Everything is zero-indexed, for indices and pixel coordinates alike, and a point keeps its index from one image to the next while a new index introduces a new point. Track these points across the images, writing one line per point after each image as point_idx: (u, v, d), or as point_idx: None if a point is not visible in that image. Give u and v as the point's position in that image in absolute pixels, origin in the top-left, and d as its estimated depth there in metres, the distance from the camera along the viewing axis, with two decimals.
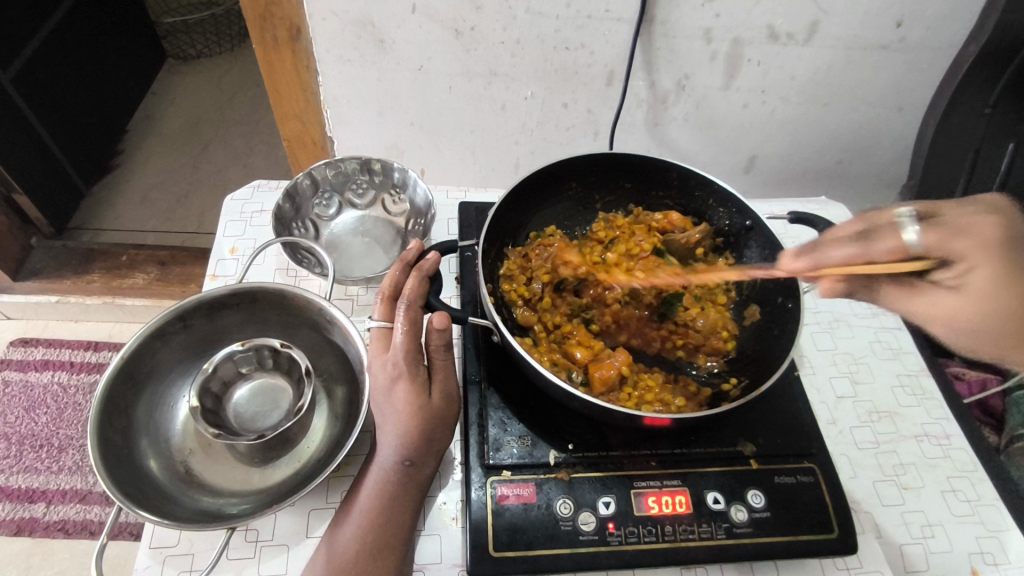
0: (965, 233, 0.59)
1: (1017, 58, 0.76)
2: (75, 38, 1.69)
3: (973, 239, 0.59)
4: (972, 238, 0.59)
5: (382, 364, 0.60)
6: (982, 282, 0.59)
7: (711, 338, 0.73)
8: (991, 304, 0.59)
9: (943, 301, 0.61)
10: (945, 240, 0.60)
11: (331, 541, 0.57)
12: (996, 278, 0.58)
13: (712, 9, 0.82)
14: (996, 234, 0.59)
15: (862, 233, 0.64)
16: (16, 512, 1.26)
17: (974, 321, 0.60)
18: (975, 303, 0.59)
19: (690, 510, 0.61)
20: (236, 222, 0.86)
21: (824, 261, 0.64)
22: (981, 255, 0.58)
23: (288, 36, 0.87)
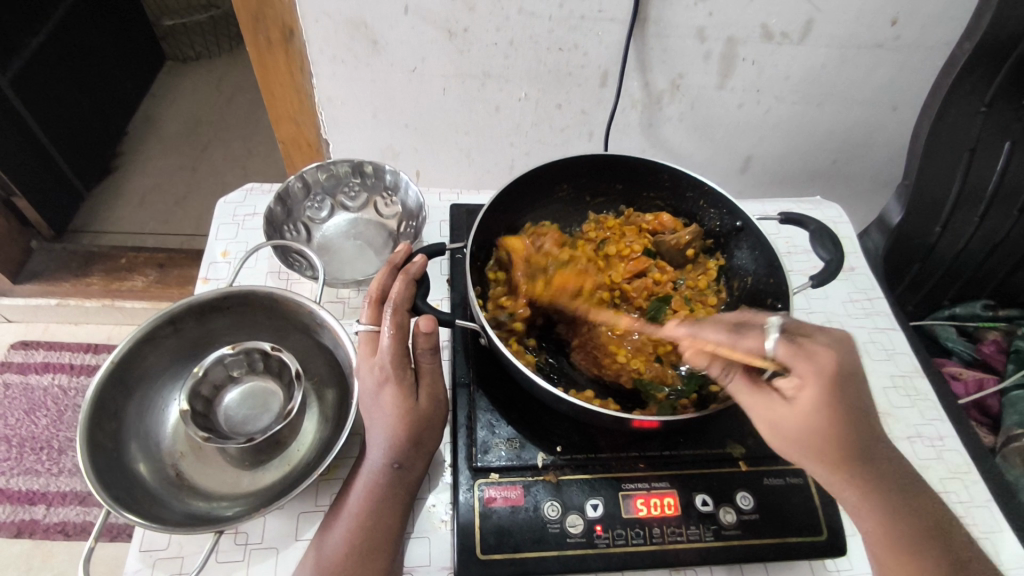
0: (813, 355, 0.52)
1: (1016, 51, 0.74)
2: (74, 41, 1.69)
3: (815, 366, 0.52)
4: (810, 366, 0.52)
5: (369, 368, 0.60)
6: (806, 405, 0.52)
7: None
8: (808, 426, 0.53)
9: (778, 410, 0.54)
10: (804, 355, 0.52)
11: (319, 544, 0.57)
12: (821, 406, 0.52)
13: (705, 9, 0.82)
14: (832, 364, 0.52)
15: (739, 325, 0.57)
16: (16, 514, 1.26)
17: (794, 435, 0.54)
18: (801, 418, 0.53)
19: (679, 512, 0.61)
20: (228, 225, 0.86)
21: (701, 336, 0.56)
22: (816, 382, 0.51)
23: (281, 38, 0.88)
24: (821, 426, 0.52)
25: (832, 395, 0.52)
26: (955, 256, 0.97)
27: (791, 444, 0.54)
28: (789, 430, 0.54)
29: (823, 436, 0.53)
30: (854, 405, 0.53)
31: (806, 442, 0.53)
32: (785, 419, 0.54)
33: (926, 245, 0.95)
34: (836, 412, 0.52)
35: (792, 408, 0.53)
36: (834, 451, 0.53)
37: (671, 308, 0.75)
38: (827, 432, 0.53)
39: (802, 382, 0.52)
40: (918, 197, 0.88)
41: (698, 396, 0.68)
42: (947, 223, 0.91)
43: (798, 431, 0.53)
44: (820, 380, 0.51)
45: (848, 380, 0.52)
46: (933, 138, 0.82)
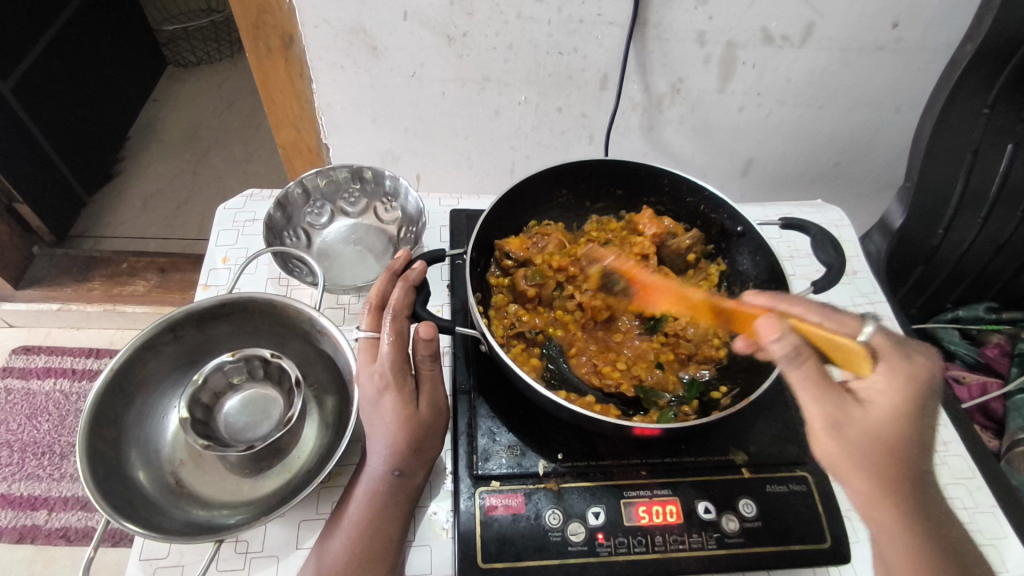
0: (902, 356, 0.53)
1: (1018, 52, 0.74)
2: (76, 47, 1.70)
3: (904, 368, 0.52)
4: (898, 366, 0.52)
5: (369, 375, 0.60)
6: (883, 409, 0.51)
7: (703, 346, 0.72)
8: (879, 431, 0.50)
9: (854, 409, 0.51)
10: (898, 355, 0.53)
11: (319, 553, 0.56)
12: (899, 413, 0.51)
13: (705, 12, 0.82)
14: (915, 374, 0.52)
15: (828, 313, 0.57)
16: (18, 519, 1.26)
17: (862, 438, 0.50)
18: (875, 422, 0.50)
19: (681, 520, 0.61)
20: (228, 232, 0.86)
21: (792, 309, 0.57)
22: (901, 382, 0.51)
23: (280, 44, 0.87)
24: (891, 434, 0.50)
25: (912, 402, 0.51)
26: (958, 258, 0.96)
27: (851, 452, 0.50)
28: (856, 437, 0.50)
29: (888, 450, 0.50)
30: (925, 426, 0.52)
31: (869, 455, 0.50)
32: (857, 420, 0.50)
33: (929, 247, 0.94)
34: (908, 424, 0.51)
35: (867, 410, 0.51)
36: (892, 470, 0.51)
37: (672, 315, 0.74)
38: (895, 447, 0.50)
39: (888, 380, 0.52)
40: (921, 199, 0.88)
41: (701, 402, 0.69)
42: (950, 226, 0.91)
43: (864, 440, 0.50)
44: (906, 381, 0.51)
45: (927, 396, 0.52)
46: (935, 140, 0.82)
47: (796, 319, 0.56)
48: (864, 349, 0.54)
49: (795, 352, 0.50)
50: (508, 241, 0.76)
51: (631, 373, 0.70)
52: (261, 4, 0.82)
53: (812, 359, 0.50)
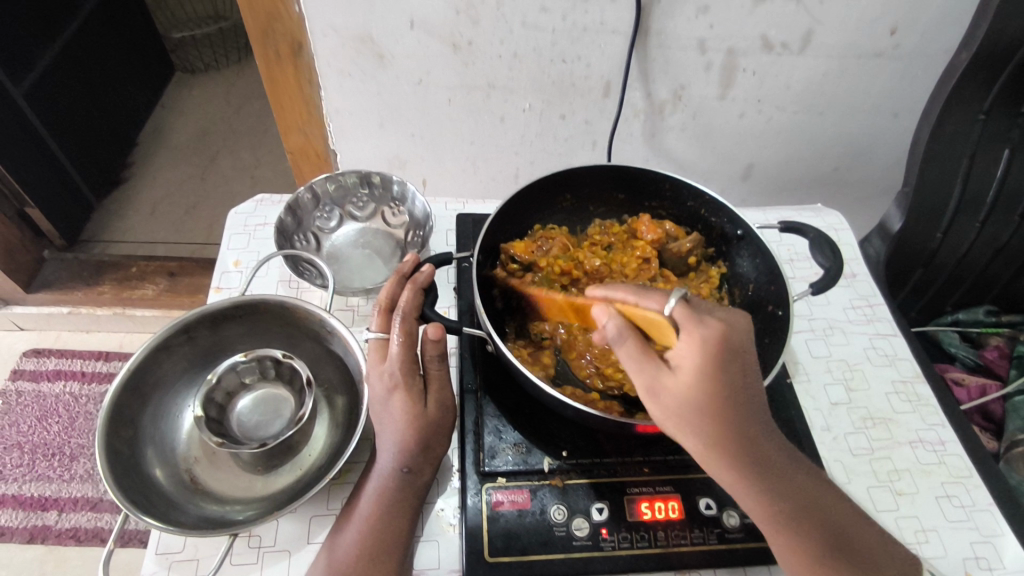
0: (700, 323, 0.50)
1: (1015, 57, 0.75)
2: (87, 55, 1.73)
3: (700, 333, 0.50)
4: (697, 332, 0.50)
5: (379, 375, 0.61)
6: (688, 372, 0.50)
7: None
8: (688, 397, 0.50)
9: (663, 379, 0.50)
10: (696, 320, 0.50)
11: (330, 546, 0.58)
12: (705, 375, 0.49)
13: (706, 20, 0.84)
14: (714, 339, 0.49)
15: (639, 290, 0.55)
16: (29, 520, 1.28)
17: (677, 404, 0.50)
18: (684, 388, 0.50)
19: (683, 516, 0.62)
20: (239, 235, 0.88)
21: (616, 293, 0.57)
22: (698, 349, 0.49)
23: (290, 52, 0.90)
24: (699, 398, 0.49)
25: (715, 366, 0.49)
26: (957, 261, 0.98)
27: (674, 416, 0.51)
28: (672, 402, 0.50)
29: (707, 412, 0.50)
30: (739, 381, 0.50)
31: (686, 417, 0.50)
32: (669, 387, 0.50)
33: (928, 250, 0.96)
34: (718, 384, 0.49)
35: (676, 375, 0.50)
36: (721, 430, 0.50)
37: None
38: (714, 407, 0.50)
39: (689, 345, 0.50)
40: (919, 202, 0.89)
41: None
42: (948, 230, 0.92)
43: (678, 404, 0.50)
44: (705, 344, 0.49)
45: (734, 351, 0.50)
46: (933, 144, 0.84)
47: (619, 305, 0.56)
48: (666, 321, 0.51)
49: (618, 332, 0.52)
50: (514, 244, 0.78)
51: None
52: (271, 13, 0.84)
53: (636, 337, 0.52)
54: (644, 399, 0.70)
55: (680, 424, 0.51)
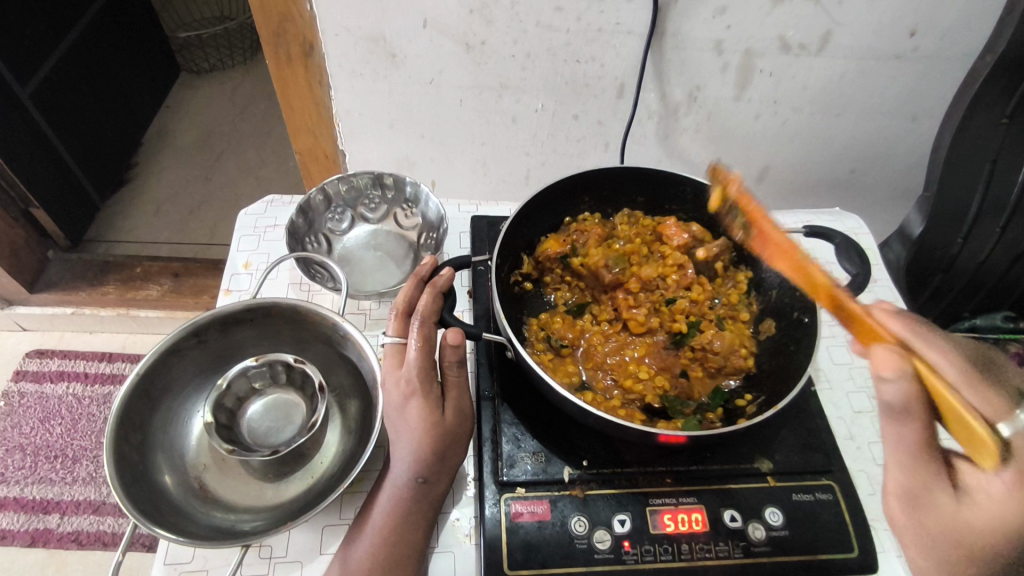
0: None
1: None
2: (93, 54, 1.72)
3: (1021, 493, 0.42)
4: (1015, 486, 0.42)
5: (395, 381, 0.60)
6: (983, 513, 0.43)
7: (731, 357, 0.70)
8: (961, 530, 0.44)
9: (937, 498, 0.46)
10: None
11: (344, 558, 0.56)
12: (998, 528, 0.43)
13: (723, 21, 0.82)
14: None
15: (972, 379, 0.45)
16: (30, 523, 1.27)
17: (938, 527, 0.46)
18: (962, 519, 0.44)
19: (707, 528, 0.61)
20: (249, 237, 0.87)
21: (932, 359, 0.48)
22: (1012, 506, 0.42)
23: (300, 52, 0.88)
24: (976, 539, 0.44)
25: (1023, 531, 0.42)
26: (973, 266, 0.94)
27: (925, 531, 0.47)
28: (929, 521, 0.46)
29: (966, 552, 0.44)
30: None
31: (933, 539, 0.46)
32: (942, 511, 0.45)
33: (948, 256, 0.95)
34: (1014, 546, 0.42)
35: (962, 507, 0.45)
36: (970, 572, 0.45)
37: (698, 329, 0.73)
38: (980, 556, 0.44)
39: (1004, 488, 0.43)
40: (938, 208, 0.88)
41: (725, 410, 0.69)
42: (969, 236, 0.91)
43: (934, 525, 0.46)
44: (1023, 505, 0.42)
45: None
46: (954, 149, 0.82)
47: (936, 377, 0.45)
48: (993, 442, 0.43)
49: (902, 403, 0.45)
50: (547, 244, 0.78)
51: (653, 384, 0.69)
52: (282, 13, 0.83)
53: (922, 423, 0.46)
54: (667, 409, 0.68)
55: (923, 540, 0.47)
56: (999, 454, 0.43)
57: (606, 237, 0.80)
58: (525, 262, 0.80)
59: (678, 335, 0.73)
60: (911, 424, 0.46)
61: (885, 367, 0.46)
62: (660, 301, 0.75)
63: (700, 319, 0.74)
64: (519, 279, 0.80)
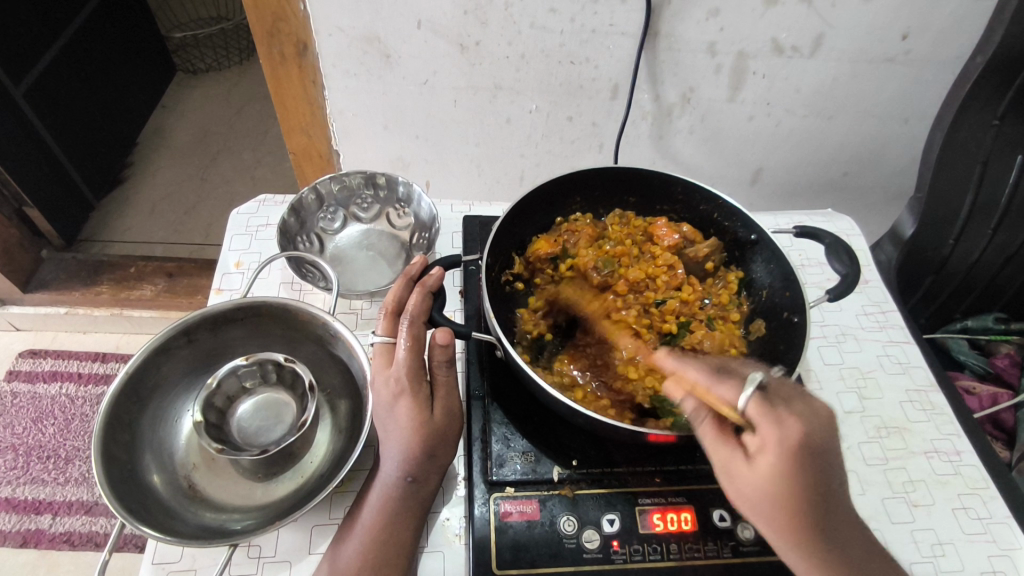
0: (780, 427, 0.48)
1: None
2: (87, 54, 1.71)
3: (776, 434, 0.48)
4: (768, 435, 0.48)
5: (384, 380, 0.59)
6: (763, 469, 0.49)
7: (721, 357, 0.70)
8: (764, 490, 0.49)
9: (737, 466, 0.51)
10: (771, 417, 0.49)
11: (331, 557, 0.56)
12: (776, 475, 0.48)
13: (717, 23, 0.82)
14: (792, 443, 0.48)
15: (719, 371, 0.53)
16: (22, 524, 1.26)
17: (754, 495, 0.50)
18: (757, 481, 0.50)
19: (696, 528, 0.61)
20: (242, 236, 0.87)
21: (686, 368, 0.55)
22: (774, 450, 0.48)
23: (294, 51, 0.88)
24: (774, 492, 0.49)
25: (793, 468, 0.48)
26: (967, 268, 0.96)
27: (748, 501, 0.51)
28: (746, 489, 0.51)
29: (779, 506, 0.49)
30: (816, 478, 0.49)
31: (759, 506, 0.50)
32: (740, 474, 0.51)
33: (938, 258, 0.94)
34: (796, 482, 0.48)
35: (750, 466, 0.50)
36: (794, 521, 0.50)
37: (688, 329, 0.72)
38: (787, 503, 0.49)
39: (762, 440, 0.49)
40: (930, 209, 0.88)
41: None
42: (960, 237, 0.91)
43: (751, 492, 0.50)
44: (781, 449, 0.48)
45: (812, 452, 0.48)
46: (945, 150, 0.82)
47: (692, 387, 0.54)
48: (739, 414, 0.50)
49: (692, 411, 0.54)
50: (538, 245, 0.79)
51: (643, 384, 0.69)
52: (276, 12, 0.82)
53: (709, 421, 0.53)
54: (657, 408, 0.67)
55: (753, 508, 0.51)
56: (750, 422, 0.50)
57: (597, 237, 0.80)
58: (517, 262, 0.81)
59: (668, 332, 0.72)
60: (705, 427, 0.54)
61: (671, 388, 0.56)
62: (649, 301, 0.74)
63: (691, 320, 0.73)
64: (509, 279, 0.80)
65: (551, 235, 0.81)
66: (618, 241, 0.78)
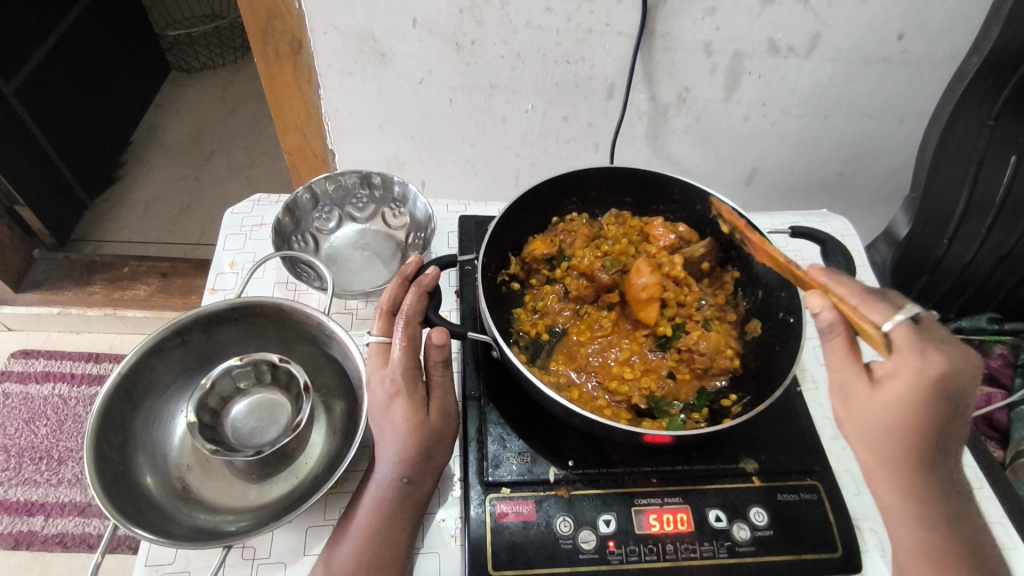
0: (924, 357, 0.47)
1: None
2: (80, 52, 1.70)
3: (917, 363, 0.47)
4: (909, 363, 0.47)
5: (380, 380, 0.59)
6: (890, 394, 0.48)
7: (717, 357, 0.70)
8: (884, 416, 0.49)
9: (857, 387, 0.50)
10: (915, 345, 0.48)
11: (328, 559, 0.56)
12: (904, 404, 0.48)
13: (712, 22, 0.82)
14: (931, 374, 0.47)
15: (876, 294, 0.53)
16: (14, 526, 1.25)
17: (869, 421, 0.50)
18: (879, 405, 0.49)
19: (692, 528, 0.61)
20: (236, 235, 0.86)
21: (838, 287, 0.54)
22: (911, 380, 0.47)
23: (289, 49, 0.87)
24: (894, 420, 0.48)
25: (925, 399, 0.47)
26: (960, 270, 0.97)
27: (859, 425, 0.50)
28: (860, 413, 0.50)
29: (891, 435, 0.49)
30: (943, 417, 0.48)
31: (871, 431, 0.50)
32: (860, 396, 0.50)
33: (933, 258, 0.95)
34: (922, 415, 0.48)
35: (874, 391, 0.49)
36: (900, 456, 0.50)
37: (684, 330, 0.73)
38: (901, 435, 0.49)
39: (899, 365, 0.48)
40: (924, 210, 0.88)
41: (711, 412, 0.70)
42: (954, 236, 0.91)
43: (867, 417, 0.50)
44: (918, 377, 0.47)
45: (948, 389, 0.47)
46: (940, 150, 0.82)
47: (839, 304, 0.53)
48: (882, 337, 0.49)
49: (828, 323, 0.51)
50: (534, 244, 0.78)
51: (639, 385, 0.70)
52: (271, 10, 0.82)
53: (841, 336, 0.51)
54: (653, 408, 0.69)
55: (861, 434, 0.51)
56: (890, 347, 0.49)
57: (594, 237, 0.80)
58: (512, 262, 0.80)
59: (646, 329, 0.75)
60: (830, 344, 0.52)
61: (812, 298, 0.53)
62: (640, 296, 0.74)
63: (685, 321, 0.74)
64: (506, 279, 0.80)
65: (548, 235, 0.81)
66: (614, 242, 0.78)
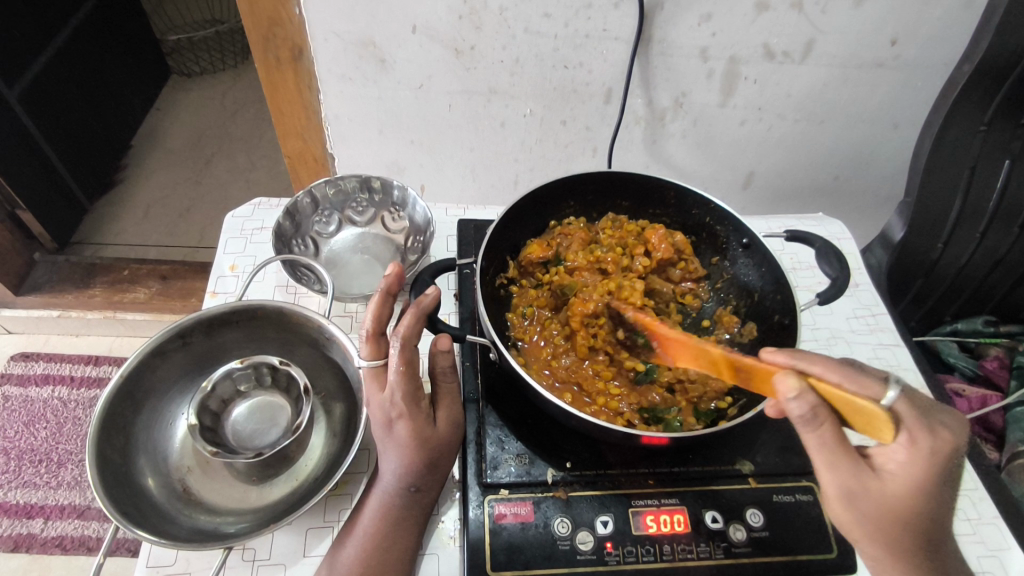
0: (933, 437, 0.48)
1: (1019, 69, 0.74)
2: (82, 56, 1.71)
3: (930, 445, 0.48)
4: (921, 448, 0.48)
5: (381, 405, 0.58)
6: (900, 482, 0.49)
7: (707, 382, 0.69)
8: (895, 503, 0.50)
9: (868, 483, 0.50)
10: (922, 424, 0.48)
11: (331, 562, 0.57)
12: (914, 488, 0.49)
13: (709, 29, 0.83)
14: (940, 455, 0.48)
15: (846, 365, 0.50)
16: (13, 528, 1.25)
17: (878, 514, 0.50)
18: (890, 496, 0.49)
19: (688, 529, 0.61)
20: (236, 239, 0.87)
21: (810, 365, 0.49)
22: (924, 464, 0.48)
23: (289, 55, 0.88)
24: (904, 503, 0.50)
25: (934, 479, 0.49)
26: (956, 272, 0.97)
27: (866, 521, 0.51)
28: (869, 508, 0.50)
29: (900, 521, 0.50)
30: (945, 491, 0.50)
31: (882, 522, 0.50)
32: (872, 489, 0.50)
33: (928, 262, 0.95)
34: (928, 495, 0.49)
35: (884, 482, 0.50)
36: (901, 538, 0.51)
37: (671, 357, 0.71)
38: (908, 514, 0.50)
39: (909, 453, 0.48)
40: (918, 216, 0.89)
41: (713, 414, 0.70)
42: (949, 241, 0.92)
43: (876, 510, 0.50)
44: (930, 458, 0.48)
45: (951, 466, 0.49)
46: (934, 156, 0.83)
47: (819, 386, 0.48)
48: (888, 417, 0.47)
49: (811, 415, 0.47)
50: (531, 249, 0.79)
51: (629, 401, 0.70)
52: (272, 17, 0.83)
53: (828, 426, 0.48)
54: (648, 418, 0.69)
55: (870, 528, 0.51)
56: (897, 428, 0.49)
57: (590, 242, 0.81)
58: (511, 267, 0.81)
59: (617, 356, 0.73)
60: (823, 431, 0.48)
61: (784, 386, 0.47)
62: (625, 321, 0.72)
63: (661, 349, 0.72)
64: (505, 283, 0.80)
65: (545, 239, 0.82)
66: (609, 249, 0.79)
